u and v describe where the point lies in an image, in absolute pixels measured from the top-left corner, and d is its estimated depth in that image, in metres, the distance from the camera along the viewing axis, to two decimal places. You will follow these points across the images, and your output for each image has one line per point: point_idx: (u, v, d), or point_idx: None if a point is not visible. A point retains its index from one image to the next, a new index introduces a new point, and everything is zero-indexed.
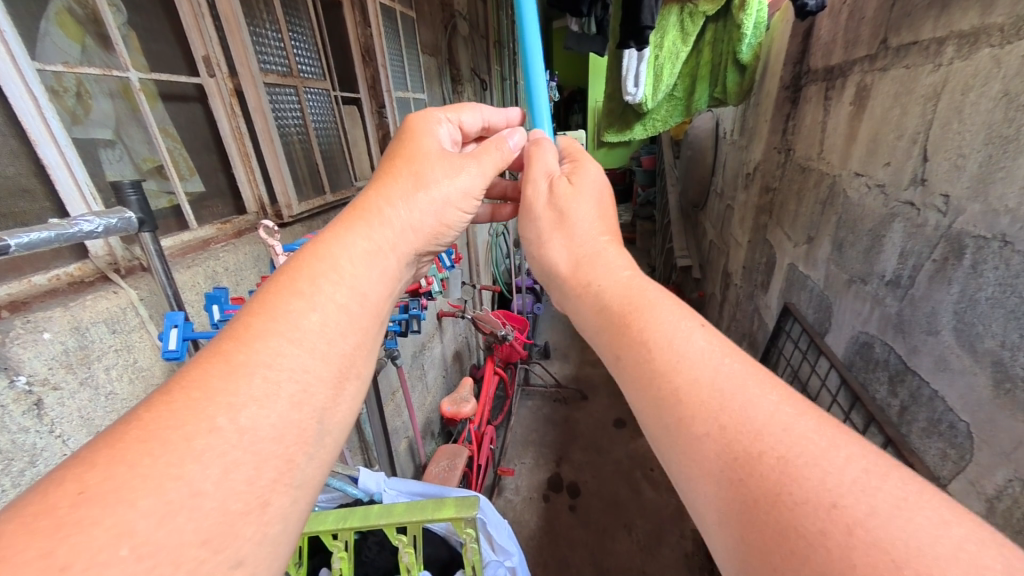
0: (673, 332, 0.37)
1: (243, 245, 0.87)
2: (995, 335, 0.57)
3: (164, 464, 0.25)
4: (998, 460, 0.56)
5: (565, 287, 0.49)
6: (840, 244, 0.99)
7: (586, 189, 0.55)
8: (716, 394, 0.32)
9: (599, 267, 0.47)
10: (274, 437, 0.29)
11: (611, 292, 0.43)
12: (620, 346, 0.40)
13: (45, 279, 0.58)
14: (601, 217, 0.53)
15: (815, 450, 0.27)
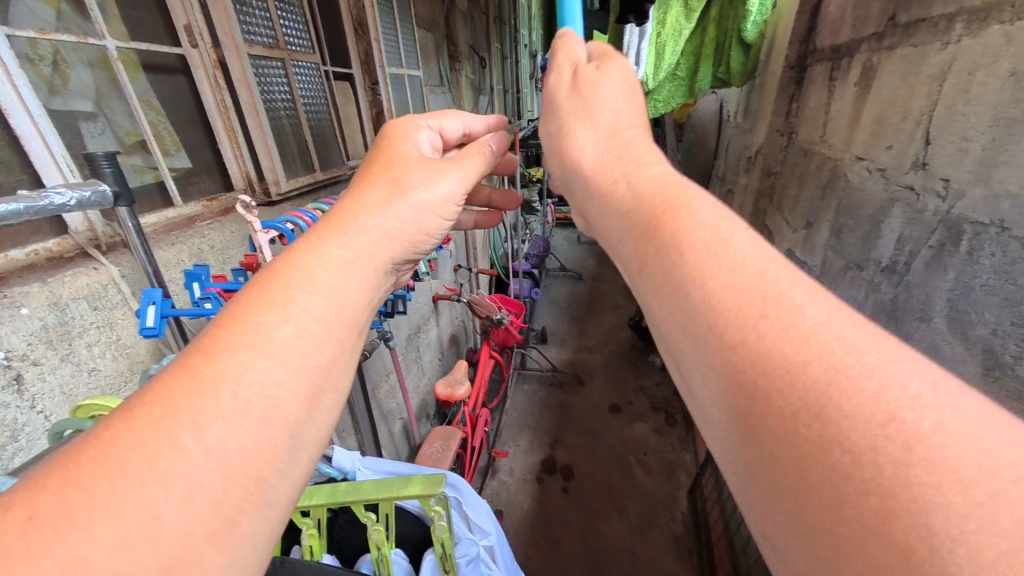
0: (710, 231, 0.31)
1: (229, 223, 0.86)
2: (988, 323, 0.56)
3: (123, 490, 0.24)
4: None
5: (588, 185, 0.43)
6: (839, 230, 0.97)
7: (616, 76, 0.49)
8: (757, 298, 0.26)
9: (628, 162, 0.41)
10: (241, 457, 0.28)
11: (644, 186, 0.37)
12: (643, 253, 0.34)
13: (22, 254, 0.57)
14: (625, 117, 0.46)
15: (871, 360, 0.22)
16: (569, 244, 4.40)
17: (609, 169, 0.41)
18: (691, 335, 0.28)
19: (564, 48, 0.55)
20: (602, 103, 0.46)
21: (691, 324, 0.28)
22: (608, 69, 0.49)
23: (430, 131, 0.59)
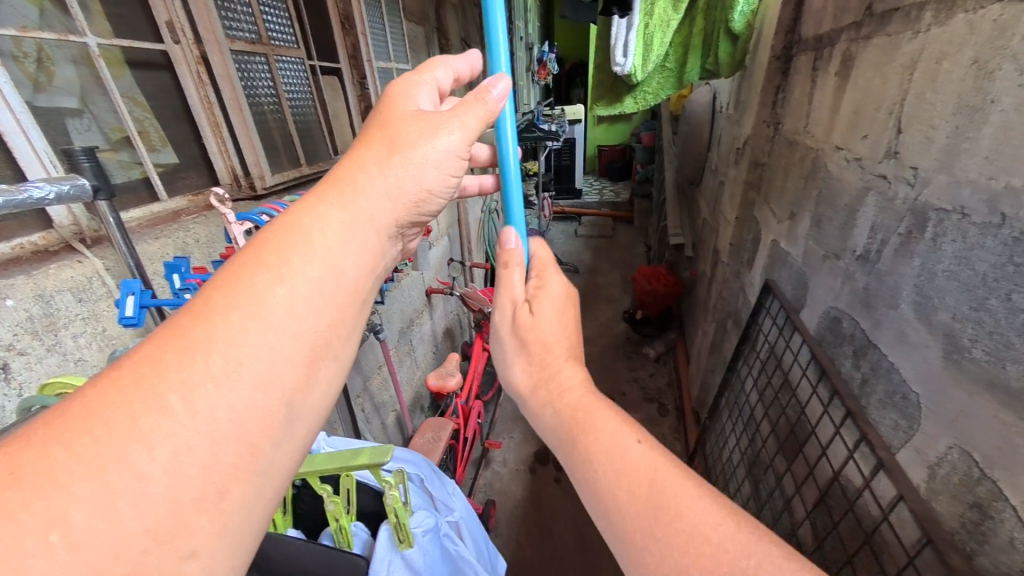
0: (616, 443, 0.41)
1: (214, 218, 0.87)
2: (948, 308, 0.57)
3: (113, 447, 0.26)
4: (943, 428, 0.57)
5: (531, 404, 0.51)
6: (818, 220, 0.98)
7: (550, 304, 0.54)
8: (644, 479, 0.37)
9: (556, 393, 0.48)
10: (231, 418, 0.30)
11: (563, 411, 0.46)
12: (574, 459, 0.43)
13: (8, 248, 0.58)
14: (560, 332, 0.52)
15: (728, 546, 0.31)
16: (566, 238, 4.40)
17: (545, 392, 0.49)
18: (610, 520, 0.38)
19: (506, 266, 0.57)
20: (537, 339, 0.51)
21: (617, 521, 0.38)
22: (547, 272, 0.57)
23: (434, 84, 0.56)
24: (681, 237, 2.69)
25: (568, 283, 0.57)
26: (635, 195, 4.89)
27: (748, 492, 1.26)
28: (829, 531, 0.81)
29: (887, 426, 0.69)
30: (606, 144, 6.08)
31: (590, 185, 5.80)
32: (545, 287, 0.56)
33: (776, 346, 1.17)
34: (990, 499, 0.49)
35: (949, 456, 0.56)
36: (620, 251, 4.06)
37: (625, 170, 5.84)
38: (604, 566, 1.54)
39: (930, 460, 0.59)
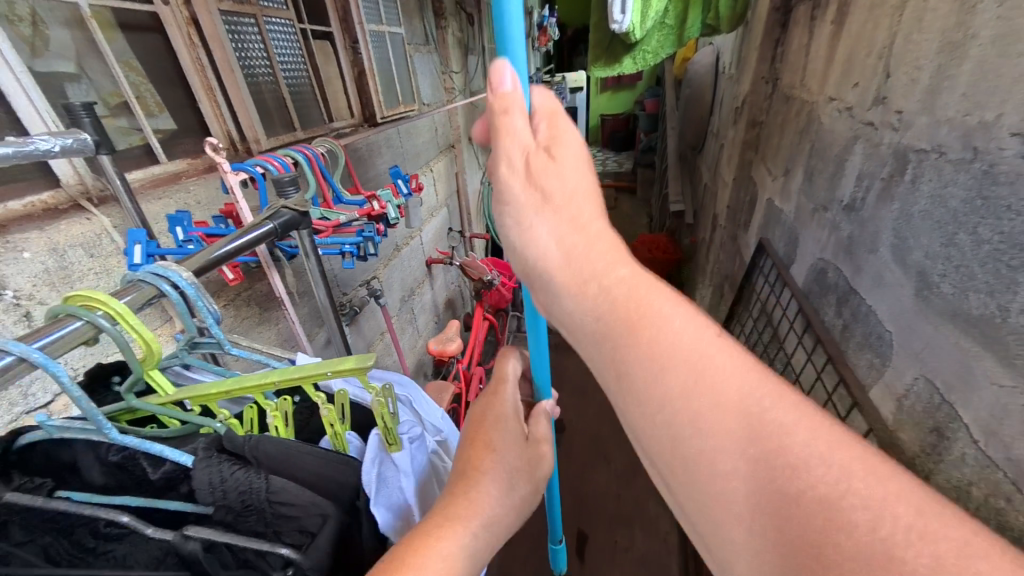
0: (684, 339, 0.32)
1: (214, 179, 0.88)
2: (922, 247, 0.59)
3: (420, 560, 0.29)
4: (910, 362, 0.59)
5: (555, 284, 0.38)
6: (810, 173, 0.98)
7: (571, 164, 0.41)
8: (745, 416, 0.28)
9: (594, 260, 0.37)
10: (459, 561, 0.30)
11: (611, 293, 0.35)
12: (617, 356, 0.33)
13: (20, 206, 0.62)
14: (585, 196, 0.40)
15: (865, 491, 0.24)
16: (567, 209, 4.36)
17: (590, 286, 0.36)
18: (703, 472, 0.28)
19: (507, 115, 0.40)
20: (560, 189, 0.39)
21: (704, 462, 0.28)
22: (551, 117, 0.43)
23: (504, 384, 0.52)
24: (682, 204, 2.68)
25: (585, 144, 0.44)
26: (637, 165, 4.82)
27: None
28: None
29: (862, 366, 0.71)
30: (609, 113, 5.96)
31: (592, 157, 5.71)
32: (558, 155, 0.41)
33: (766, 303, 1.19)
34: (947, 422, 0.52)
35: (915, 386, 0.58)
36: (621, 222, 4.03)
37: (628, 140, 5.72)
38: (598, 518, 1.63)
39: (898, 393, 0.62)
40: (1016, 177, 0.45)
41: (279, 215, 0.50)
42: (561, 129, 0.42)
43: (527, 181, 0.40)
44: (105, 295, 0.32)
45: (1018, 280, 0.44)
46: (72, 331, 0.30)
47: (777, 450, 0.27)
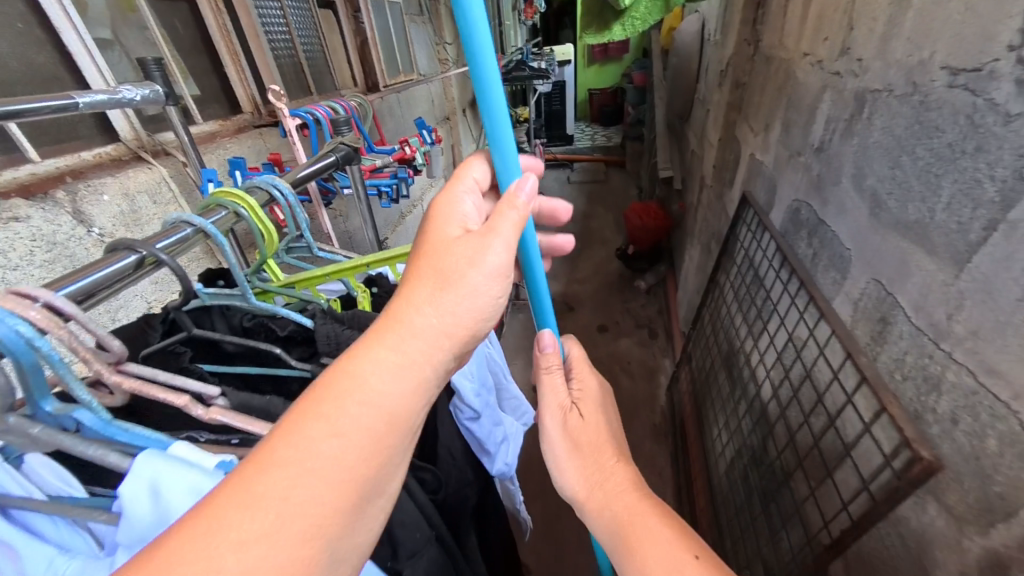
0: (666, 554, 0.39)
1: (245, 139, 0.95)
2: (874, 172, 0.70)
3: (327, 397, 0.28)
4: (864, 269, 0.71)
5: (585, 508, 0.49)
6: (787, 125, 1.08)
7: (595, 407, 0.55)
8: None
9: (608, 477, 0.48)
10: (399, 397, 0.31)
11: (615, 509, 0.46)
12: (626, 560, 0.42)
13: (90, 156, 0.70)
14: (608, 435, 0.52)
15: None
16: (558, 183, 4.42)
17: (603, 509, 0.47)
18: None
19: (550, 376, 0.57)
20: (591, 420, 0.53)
21: None
22: (584, 371, 0.59)
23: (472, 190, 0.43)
24: (670, 171, 2.78)
25: (608, 388, 0.60)
26: (626, 138, 4.88)
27: (722, 380, 1.46)
28: (785, 383, 0.99)
29: (828, 283, 0.83)
30: (597, 88, 5.96)
31: (581, 132, 5.73)
32: (585, 389, 0.57)
33: (748, 250, 1.31)
34: (890, 310, 0.64)
35: (867, 289, 0.70)
36: (612, 194, 4.11)
37: (616, 114, 5.75)
38: None
39: (854, 298, 0.74)
40: (943, 102, 0.56)
41: (339, 152, 0.59)
42: (584, 381, 0.58)
43: (563, 426, 0.54)
44: (241, 193, 0.41)
45: (941, 185, 0.55)
46: (221, 217, 0.40)
47: None
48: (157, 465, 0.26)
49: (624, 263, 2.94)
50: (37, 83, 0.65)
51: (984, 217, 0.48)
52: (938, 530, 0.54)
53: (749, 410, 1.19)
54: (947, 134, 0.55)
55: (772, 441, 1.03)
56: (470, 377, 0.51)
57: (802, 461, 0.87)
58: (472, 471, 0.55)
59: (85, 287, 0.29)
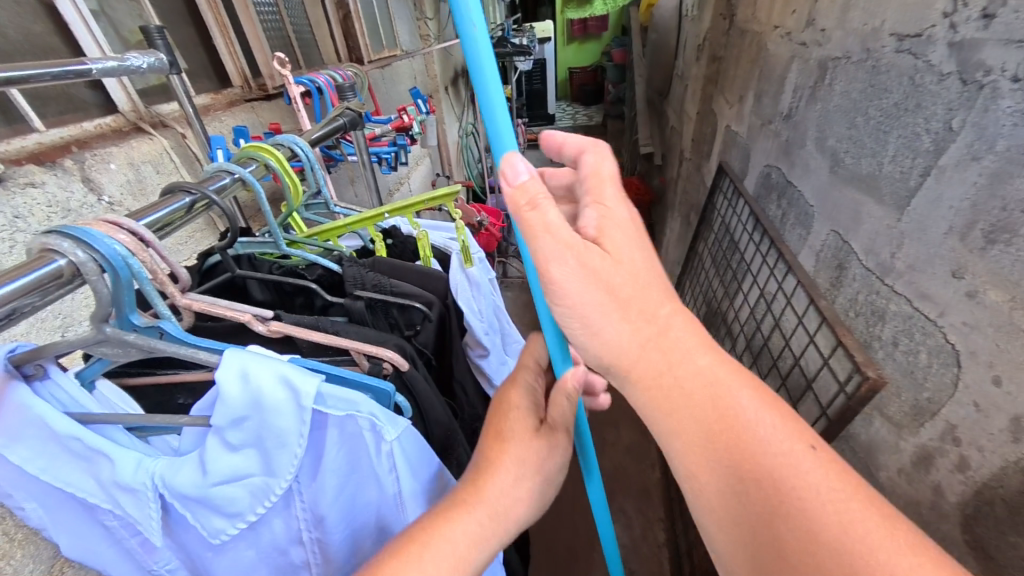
0: (753, 428, 0.34)
1: (239, 113, 0.95)
2: (834, 133, 0.77)
3: (419, 551, 0.33)
4: (825, 222, 0.79)
5: (623, 373, 0.38)
6: (759, 95, 1.15)
7: (624, 235, 0.37)
8: (794, 495, 0.32)
9: (674, 351, 0.37)
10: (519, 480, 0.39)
11: (689, 380, 0.36)
12: (699, 433, 0.36)
13: (92, 126, 0.68)
14: (651, 274, 0.38)
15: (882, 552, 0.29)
16: (541, 163, 4.44)
17: (673, 384, 0.36)
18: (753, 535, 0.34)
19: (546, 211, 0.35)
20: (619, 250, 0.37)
21: (759, 519, 0.33)
22: (602, 194, 0.39)
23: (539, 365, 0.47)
24: (651, 147, 2.85)
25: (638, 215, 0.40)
26: (607, 116, 4.91)
27: None
28: (758, 334, 1.09)
29: (795, 239, 0.91)
30: (577, 66, 5.95)
31: (563, 111, 5.72)
32: (612, 217, 0.38)
33: (724, 217, 1.39)
34: (846, 256, 0.72)
35: (828, 239, 0.78)
36: None
37: (597, 92, 5.75)
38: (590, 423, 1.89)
39: (816, 249, 0.82)
40: (891, 65, 0.62)
41: (343, 116, 0.62)
42: (596, 213, 0.38)
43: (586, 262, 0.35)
44: (269, 148, 0.46)
45: (888, 140, 0.63)
46: (253, 168, 0.44)
47: (824, 522, 0.31)
48: (245, 358, 0.32)
49: None
50: (35, 52, 0.66)
51: (920, 165, 0.56)
52: (881, 439, 0.63)
53: None
54: (894, 93, 0.62)
55: None
56: (479, 317, 0.56)
57: None
58: (483, 408, 0.59)
59: (158, 220, 0.34)
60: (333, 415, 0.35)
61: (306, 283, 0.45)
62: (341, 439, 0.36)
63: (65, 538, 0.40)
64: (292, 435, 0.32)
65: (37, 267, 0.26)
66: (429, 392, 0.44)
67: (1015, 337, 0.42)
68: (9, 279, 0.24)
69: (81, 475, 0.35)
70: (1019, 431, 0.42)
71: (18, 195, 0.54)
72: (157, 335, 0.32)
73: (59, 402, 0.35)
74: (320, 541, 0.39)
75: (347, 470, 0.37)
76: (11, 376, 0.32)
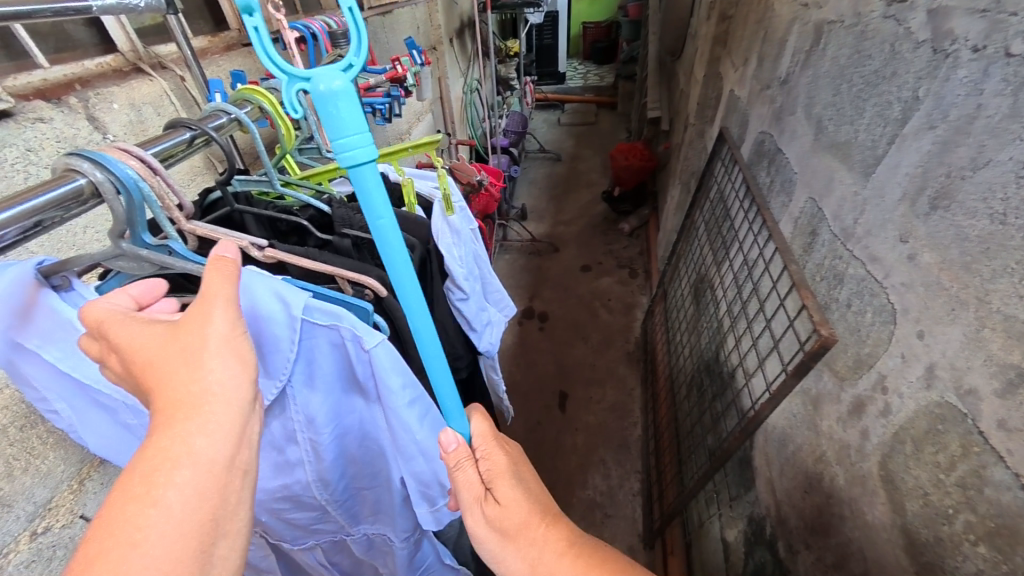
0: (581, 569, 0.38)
1: (236, 58, 0.96)
2: (821, 100, 0.78)
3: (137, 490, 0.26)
4: (804, 189, 0.82)
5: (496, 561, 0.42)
6: (761, 58, 1.14)
7: (502, 473, 0.45)
8: None
9: (530, 530, 0.41)
10: (200, 407, 0.29)
11: (540, 538, 0.40)
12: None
13: (93, 66, 0.70)
14: (533, 503, 0.43)
15: None
16: (548, 124, 4.32)
17: None
18: None
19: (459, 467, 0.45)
20: (504, 494, 0.43)
21: None
22: (493, 445, 0.47)
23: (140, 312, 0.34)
24: (658, 111, 2.78)
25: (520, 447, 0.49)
26: (619, 76, 4.73)
27: (689, 305, 1.61)
28: (738, 299, 1.13)
29: (778, 205, 0.93)
30: (590, 20, 5.66)
31: (574, 70, 5.50)
32: (495, 461, 0.46)
33: (720, 184, 1.39)
34: (818, 222, 0.75)
35: (804, 206, 0.81)
36: (601, 136, 4.06)
37: (609, 50, 5.50)
38: (577, 382, 1.98)
39: (795, 215, 0.85)
40: (877, 31, 0.63)
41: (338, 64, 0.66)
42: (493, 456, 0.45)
43: (476, 496, 0.44)
44: (264, 92, 0.48)
45: (865, 108, 0.64)
46: (249, 108, 0.47)
47: None
48: (249, 274, 0.38)
49: (610, 205, 3.00)
50: None
51: (888, 133, 0.58)
52: (827, 391, 0.68)
53: (709, 330, 1.34)
54: (875, 60, 0.63)
55: (724, 349, 1.20)
56: (459, 265, 0.61)
57: (744, 360, 1.03)
58: (462, 346, 0.67)
59: (164, 151, 0.38)
60: (320, 327, 0.41)
61: (298, 221, 0.50)
62: (329, 348, 0.43)
63: (93, 438, 0.45)
64: (285, 339, 0.40)
65: (62, 184, 0.30)
66: (404, 317, 0.50)
67: (940, 294, 0.47)
68: (39, 193, 0.29)
69: (104, 374, 0.41)
70: (930, 378, 0.47)
71: (28, 129, 0.56)
72: (165, 253, 0.37)
73: (83, 311, 0.40)
74: (312, 440, 0.47)
75: (334, 376, 0.45)
76: (41, 284, 0.37)
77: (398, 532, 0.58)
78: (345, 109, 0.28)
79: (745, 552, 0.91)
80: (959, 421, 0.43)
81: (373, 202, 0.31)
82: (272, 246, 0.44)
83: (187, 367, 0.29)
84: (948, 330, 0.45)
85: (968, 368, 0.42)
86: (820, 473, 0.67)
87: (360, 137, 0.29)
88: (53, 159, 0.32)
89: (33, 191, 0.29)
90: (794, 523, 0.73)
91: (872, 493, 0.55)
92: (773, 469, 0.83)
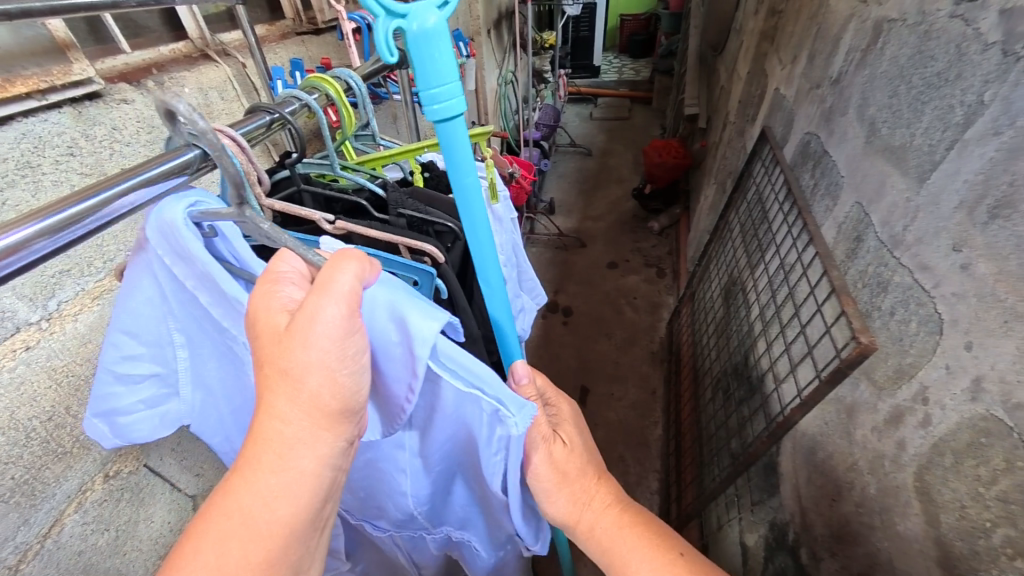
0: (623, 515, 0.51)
1: (290, 46, 1.00)
2: (876, 101, 0.76)
3: (244, 469, 0.32)
4: (851, 192, 0.80)
5: (547, 492, 0.50)
6: (812, 56, 1.10)
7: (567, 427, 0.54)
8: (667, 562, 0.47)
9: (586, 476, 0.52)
10: (306, 415, 0.33)
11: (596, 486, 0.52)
12: (590, 522, 0.51)
13: (168, 51, 0.75)
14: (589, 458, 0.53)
15: None
16: (580, 118, 4.27)
17: (593, 529, 0.51)
18: None
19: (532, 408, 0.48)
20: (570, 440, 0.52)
21: None
22: (558, 398, 0.56)
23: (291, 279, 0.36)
24: (696, 108, 2.72)
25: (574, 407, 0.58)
26: (655, 71, 4.62)
27: (719, 307, 1.58)
28: (771, 302, 1.11)
29: (821, 209, 0.91)
30: (629, 13, 5.53)
31: (609, 62, 5.40)
32: (560, 414, 0.55)
33: (759, 185, 1.36)
34: (863, 228, 0.73)
35: (850, 211, 0.79)
36: (634, 132, 3.99)
37: (646, 44, 5.36)
38: (598, 378, 1.98)
39: (839, 219, 0.83)
40: (942, 32, 0.61)
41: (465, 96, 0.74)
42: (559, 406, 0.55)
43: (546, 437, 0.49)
44: (330, 80, 0.52)
45: (924, 111, 0.62)
46: (315, 95, 0.51)
47: None
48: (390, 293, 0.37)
49: (639, 202, 2.95)
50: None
51: (948, 138, 0.56)
52: (863, 400, 0.66)
53: (739, 333, 1.32)
54: (938, 63, 0.61)
55: (754, 353, 1.18)
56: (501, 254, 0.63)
57: (775, 365, 1.01)
58: None
59: (248, 133, 0.42)
60: (442, 371, 0.39)
61: (357, 201, 0.53)
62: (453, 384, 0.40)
63: (210, 374, 0.49)
64: (404, 367, 0.38)
65: (174, 158, 0.36)
66: (459, 289, 0.53)
67: (993, 306, 0.45)
68: (159, 163, 0.35)
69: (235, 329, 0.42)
70: (977, 391, 0.46)
71: (114, 109, 0.62)
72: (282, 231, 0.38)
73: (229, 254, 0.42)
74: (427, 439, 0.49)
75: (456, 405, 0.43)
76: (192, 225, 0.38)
77: (478, 540, 0.62)
78: (441, 56, 0.33)
79: (765, 556, 0.91)
80: (1004, 436, 0.42)
81: (454, 144, 0.37)
82: (337, 222, 0.47)
83: (287, 379, 0.32)
84: (1000, 343, 0.44)
85: (1019, 382, 0.41)
86: (850, 481, 0.67)
87: (451, 87, 0.34)
88: (170, 135, 0.37)
89: (153, 162, 0.35)
90: (819, 530, 0.73)
91: (906, 503, 0.54)
92: (800, 476, 0.82)
